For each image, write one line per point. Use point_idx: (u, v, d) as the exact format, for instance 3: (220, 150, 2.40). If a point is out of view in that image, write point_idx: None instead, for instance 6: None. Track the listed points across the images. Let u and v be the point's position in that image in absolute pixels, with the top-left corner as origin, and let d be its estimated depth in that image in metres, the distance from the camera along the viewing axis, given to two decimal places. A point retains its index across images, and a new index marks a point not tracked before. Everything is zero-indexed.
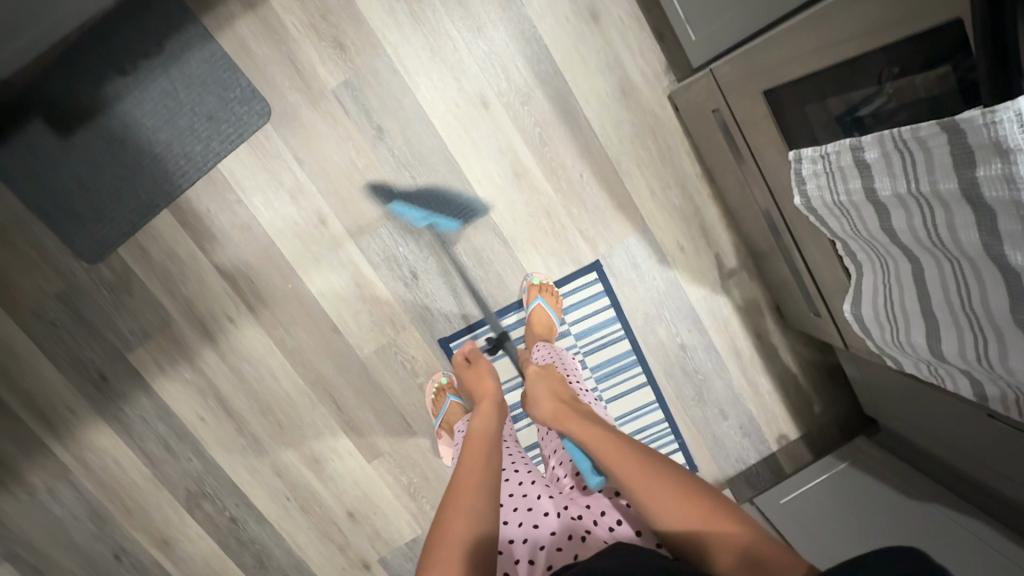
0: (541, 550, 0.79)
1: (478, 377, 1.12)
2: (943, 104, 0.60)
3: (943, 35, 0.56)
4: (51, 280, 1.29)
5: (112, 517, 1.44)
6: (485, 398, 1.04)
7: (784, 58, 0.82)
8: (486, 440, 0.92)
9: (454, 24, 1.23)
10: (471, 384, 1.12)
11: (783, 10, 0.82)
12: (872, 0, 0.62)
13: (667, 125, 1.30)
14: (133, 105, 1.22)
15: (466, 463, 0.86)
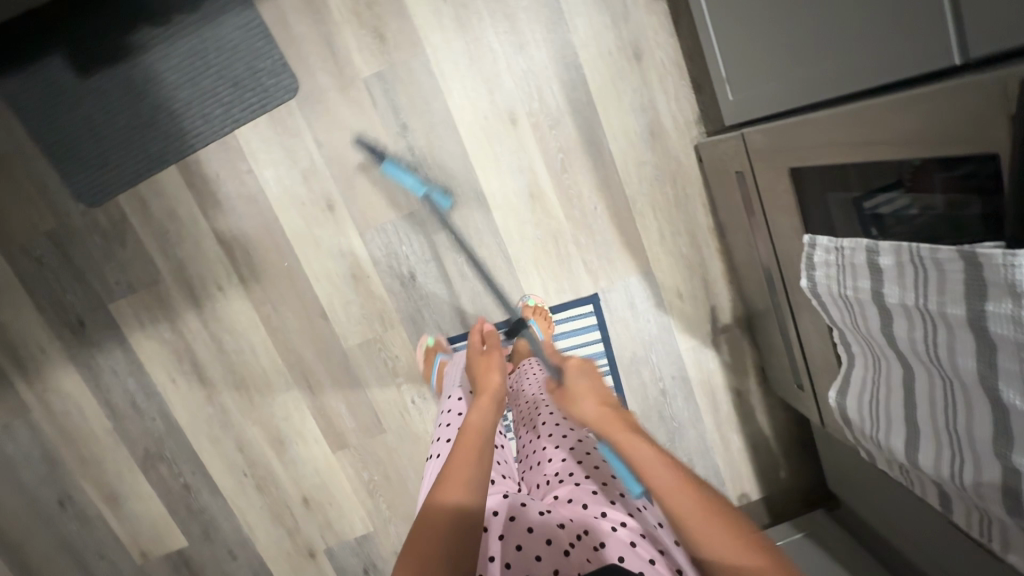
0: (517, 550, 0.77)
1: (485, 369, 1.04)
2: (960, 221, 0.62)
3: (968, 167, 0.58)
4: (44, 218, 1.26)
5: (64, 463, 1.41)
6: (487, 391, 0.98)
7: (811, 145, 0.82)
8: (481, 437, 0.86)
9: (498, 37, 1.22)
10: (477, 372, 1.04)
11: (825, 94, 0.82)
12: (906, 114, 0.63)
13: (688, 174, 1.30)
14: (159, 56, 1.19)
15: (457, 455, 0.82)
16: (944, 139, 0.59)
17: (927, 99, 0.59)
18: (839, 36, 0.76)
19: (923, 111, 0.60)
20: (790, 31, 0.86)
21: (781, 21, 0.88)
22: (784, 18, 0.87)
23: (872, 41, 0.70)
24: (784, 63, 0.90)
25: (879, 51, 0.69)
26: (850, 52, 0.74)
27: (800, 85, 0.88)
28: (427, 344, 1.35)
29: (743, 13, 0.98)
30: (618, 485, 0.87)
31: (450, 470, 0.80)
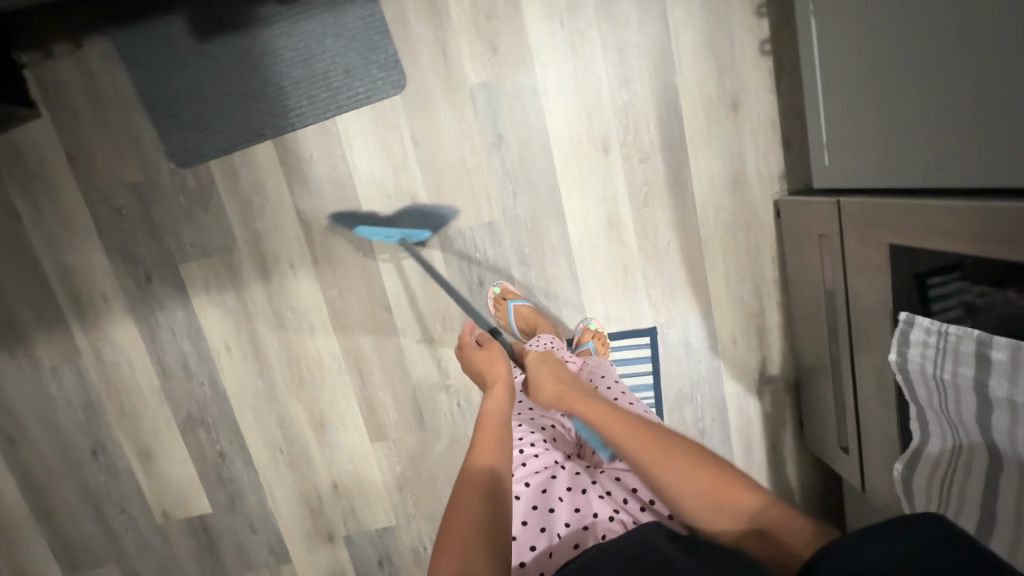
0: (557, 539, 0.80)
1: (492, 360, 0.93)
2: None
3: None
4: (133, 170, 1.27)
5: (104, 413, 1.41)
6: (500, 378, 0.89)
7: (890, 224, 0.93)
8: (504, 424, 0.83)
9: (606, 67, 1.25)
10: (480, 367, 0.93)
11: (952, 184, 0.87)
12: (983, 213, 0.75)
13: (763, 227, 1.34)
14: (277, 33, 1.21)
15: (480, 453, 0.78)
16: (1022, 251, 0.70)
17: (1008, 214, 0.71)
18: None
19: (1002, 222, 0.72)
20: (916, 117, 0.91)
21: (906, 104, 0.92)
22: (911, 103, 0.91)
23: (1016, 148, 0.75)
24: (901, 144, 0.95)
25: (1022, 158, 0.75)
26: (988, 150, 0.79)
27: (917, 169, 0.93)
28: (494, 295, 1.34)
29: (860, 89, 1.02)
30: None
31: (472, 466, 0.76)
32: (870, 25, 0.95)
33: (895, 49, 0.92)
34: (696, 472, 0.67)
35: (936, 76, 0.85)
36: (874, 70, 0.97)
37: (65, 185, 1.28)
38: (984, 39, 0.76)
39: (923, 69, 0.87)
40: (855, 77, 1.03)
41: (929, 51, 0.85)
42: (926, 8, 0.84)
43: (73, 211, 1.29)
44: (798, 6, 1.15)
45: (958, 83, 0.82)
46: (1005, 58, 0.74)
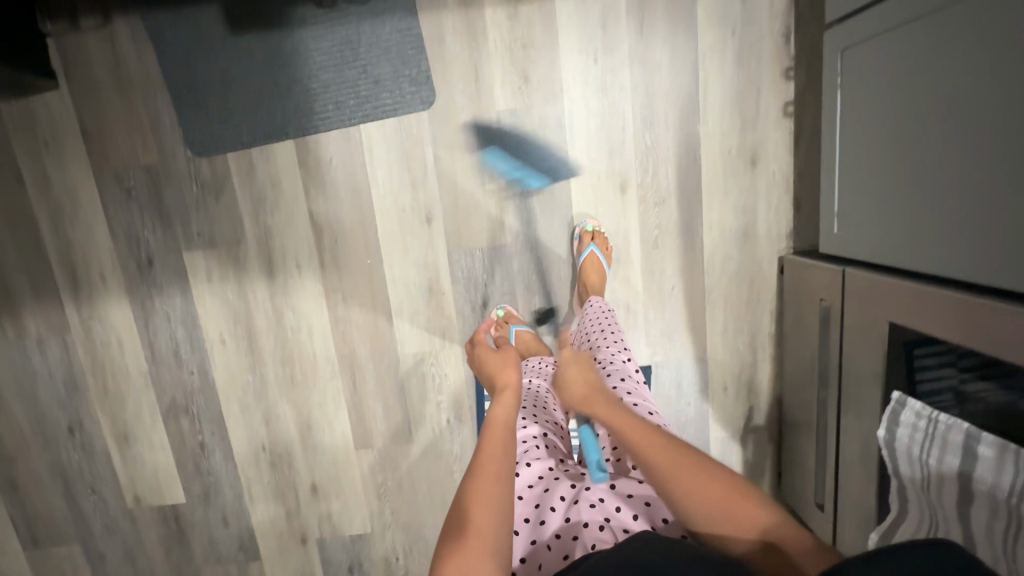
0: (545, 550, 0.77)
1: (502, 367, 1.00)
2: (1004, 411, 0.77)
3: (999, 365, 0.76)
4: (148, 151, 1.25)
5: (86, 392, 1.38)
6: (508, 384, 0.95)
7: (880, 303, 0.99)
8: (508, 429, 0.84)
9: (633, 109, 1.27)
10: (493, 373, 1.00)
11: (952, 273, 0.90)
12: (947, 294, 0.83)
13: (766, 281, 1.37)
14: (312, 35, 1.20)
15: (484, 454, 0.78)
16: (982, 342, 0.78)
17: (958, 304, 0.82)
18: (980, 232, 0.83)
19: (954, 309, 0.82)
20: (925, 203, 0.94)
21: (917, 189, 0.95)
22: (922, 189, 0.94)
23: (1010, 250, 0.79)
24: (906, 226, 0.98)
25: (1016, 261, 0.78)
26: (985, 248, 0.83)
27: (918, 252, 0.96)
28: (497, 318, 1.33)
29: (875, 166, 1.05)
30: None
31: (479, 465, 0.76)
32: (895, 109, 0.98)
33: (915, 136, 0.94)
34: (707, 480, 0.70)
35: (950, 169, 0.88)
36: (892, 151, 1.00)
37: (75, 159, 1.25)
38: (997, 146, 0.79)
39: (940, 160, 0.90)
40: (872, 153, 1.06)
41: (947, 146, 0.88)
42: (949, 105, 0.87)
43: (79, 186, 1.27)
44: (824, 76, 1.18)
45: (968, 181, 0.85)
46: (1013, 167, 0.77)
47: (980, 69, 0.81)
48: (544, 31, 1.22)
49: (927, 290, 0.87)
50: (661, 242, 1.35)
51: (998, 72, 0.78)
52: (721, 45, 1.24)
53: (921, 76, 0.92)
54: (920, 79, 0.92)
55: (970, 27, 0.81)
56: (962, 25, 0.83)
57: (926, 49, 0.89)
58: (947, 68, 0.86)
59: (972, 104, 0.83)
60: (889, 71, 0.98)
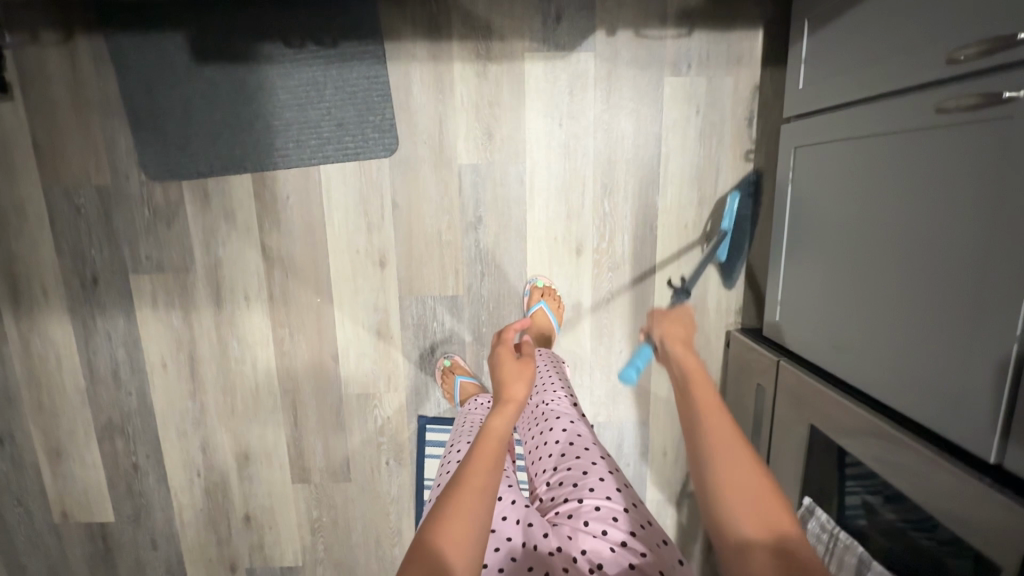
0: None
1: (514, 377, 0.89)
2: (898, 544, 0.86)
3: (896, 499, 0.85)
4: (101, 172, 1.24)
5: (20, 404, 1.36)
6: (512, 398, 0.84)
7: (812, 404, 1.02)
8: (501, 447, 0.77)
9: (593, 175, 1.28)
10: (501, 378, 0.89)
11: (875, 392, 0.92)
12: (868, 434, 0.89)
13: (712, 352, 1.39)
14: (277, 72, 1.19)
15: (473, 467, 0.72)
16: (908, 485, 0.81)
17: (889, 437, 0.85)
18: (910, 365, 0.85)
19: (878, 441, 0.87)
20: (868, 316, 0.93)
21: (863, 300, 0.94)
22: (868, 302, 0.93)
23: (948, 391, 0.79)
24: (849, 333, 0.98)
25: (951, 404, 0.78)
26: (921, 379, 0.83)
27: (857, 361, 0.96)
28: (443, 367, 1.35)
29: (818, 264, 1.07)
30: (626, 499, 0.81)
31: (465, 479, 0.70)
32: (851, 214, 0.97)
33: (866, 248, 0.93)
34: (751, 464, 0.63)
35: (897, 290, 0.87)
36: (833, 256, 1.02)
37: (25, 173, 1.23)
38: (943, 283, 0.78)
39: (885, 281, 0.89)
40: (817, 251, 1.07)
41: (898, 267, 0.86)
42: (902, 226, 0.85)
43: (27, 199, 1.24)
44: (780, 165, 1.19)
45: (913, 307, 0.84)
46: (958, 309, 0.76)
47: (936, 200, 0.79)
48: (511, 91, 1.23)
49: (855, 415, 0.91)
50: (613, 306, 1.35)
51: (952, 210, 0.76)
52: (684, 122, 1.25)
53: (880, 190, 0.90)
54: (879, 192, 0.90)
55: (934, 157, 0.79)
56: (923, 155, 0.80)
57: (888, 166, 0.88)
58: (907, 189, 0.84)
59: (923, 234, 0.81)
60: (851, 178, 0.96)
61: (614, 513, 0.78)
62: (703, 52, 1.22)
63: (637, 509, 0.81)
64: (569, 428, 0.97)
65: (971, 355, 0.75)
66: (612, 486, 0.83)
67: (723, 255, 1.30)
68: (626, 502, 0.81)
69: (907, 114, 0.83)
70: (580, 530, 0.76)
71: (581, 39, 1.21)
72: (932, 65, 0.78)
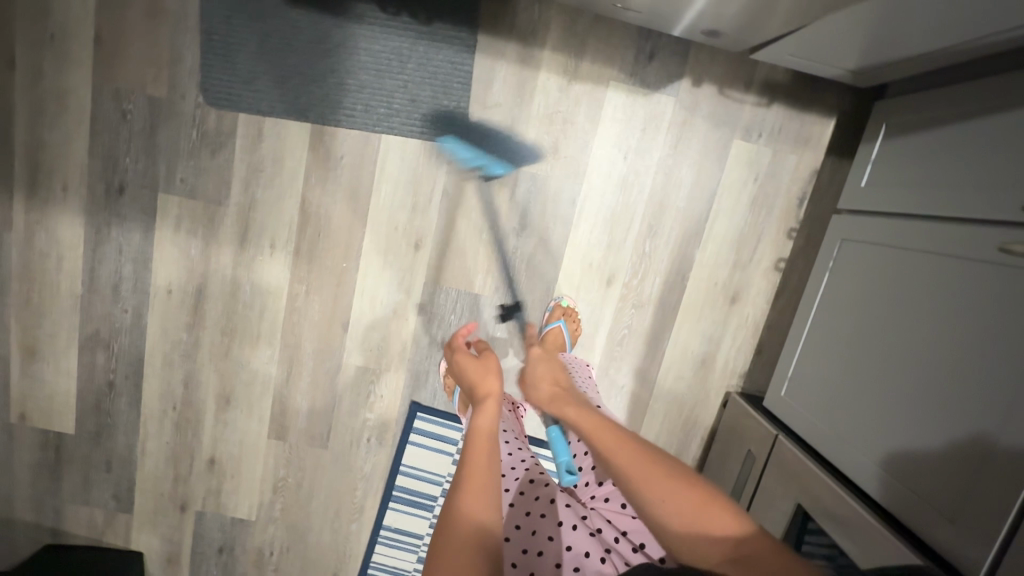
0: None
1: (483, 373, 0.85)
2: None
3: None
4: (158, 84, 1.20)
5: (7, 294, 1.29)
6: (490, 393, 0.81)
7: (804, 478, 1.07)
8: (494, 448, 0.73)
9: (643, 213, 1.30)
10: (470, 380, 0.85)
11: (868, 489, 0.97)
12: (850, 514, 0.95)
13: (707, 408, 1.42)
14: (364, 32, 1.18)
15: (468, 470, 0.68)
16: None
17: (875, 533, 0.90)
18: (915, 475, 0.89)
19: (859, 524, 0.93)
20: (875, 416, 0.98)
21: (876, 402, 0.98)
22: (880, 403, 0.97)
23: (945, 508, 0.83)
24: (852, 426, 1.02)
25: (949, 521, 0.82)
26: (921, 488, 0.87)
27: (854, 455, 1.00)
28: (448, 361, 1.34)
29: (836, 355, 1.11)
30: None
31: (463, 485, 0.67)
32: (883, 318, 1.02)
33: (891, 354, 0.98)
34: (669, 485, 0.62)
35: (913, 401, 0.91)
36: (856, 352, 1.06)
37: (78, 64, 1.18)
38: (963, 407, 0.83)
39: (904, 390, 0.93)
40: (838, 342, 1.12)
41: (922, 381, 0.90)
42: (935, 345, 0.90)
43: (73, 91, 1.20)
44: (821, 250, 1.23)
45: (928, 420, 0.88)
46: (973, 436, 0.81)
47: (982, 331, 0.83)
48: (587, 113, 1.24)
49: (841, 498, 0.98)
50: (628, 341, 1.37)
51: (994, 345, 0.81)
52: (741, 185, 1.29)
53: (920, 304, 0.94)
54: (918, 306, 0.95)
55: (988, 289, 0.84)
56: (977, 285, 0.86)
57: (937, 283, 0.92)
58: (954, 314, 0.88)
59: (957, 358, 0.86)
60: (893, 285, 1.01)
61: None
62: (775, 126, 1.27)
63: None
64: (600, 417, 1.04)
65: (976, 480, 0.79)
66: None
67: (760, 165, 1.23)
68: None
69: (972, 245, 0.88)
70: (619, 513, 0.84)
71: (667, 82, 1.23)
72: (1009, 207, 0.84)
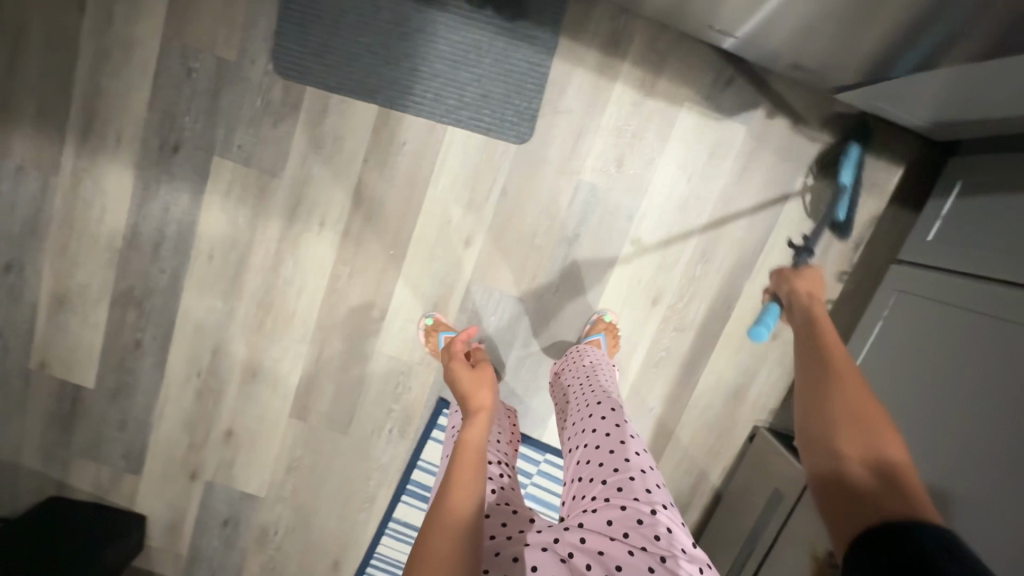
0: None
1: (477, 386, 0.94)
2: None
3: None
4: (228, 45, 1.17)
5: (44, 240, 1.26)
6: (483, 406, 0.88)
7: None
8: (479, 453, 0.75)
9: (699, 238, 1.29)
10: (465, 389, 0.93)
11: None
12: None
13: (733, 441, 1.41)
14: (445, 20, 1.15)
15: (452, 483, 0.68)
16: None
17: None
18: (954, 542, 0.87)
19: None
20: (912, 466, 0.97)
21: (923, 463, 0.96)
22: (927, 465, 0.95)
23: None
24: None
25: None
26: None
27: None
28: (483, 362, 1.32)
29: (882, 406, 1.08)
30: (650, 501, 0.78)
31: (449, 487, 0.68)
32: (929, 371, 1.01)
33: (946, 416, 0.95)
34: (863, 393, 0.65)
35: (966, 470, 0.89)
36: (904, 407, 1.03)
37: (150, 16, 1.16)
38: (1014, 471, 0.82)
39: (957, 457, 0.91)
40: (885, 394, 1.09)
41: (978, 448, 0.88)
42: (998, 415, 0.87)
43: (141, 42, 1.17)
44: (876, 297, 1.22)
45: (958, 471, 0.90)
46: None
47: None
48: (658, 131, 1.22)
49: None
50: (664, 361, 1.36)
51: None
52: (799, 222, 1.28)
53: (970, 360, 0.95)
54: (965, 361, 0.96)
55: None
56: None
57: (1006, 352, 0.90)
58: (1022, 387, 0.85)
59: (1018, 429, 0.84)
60: (943, 338, 1.01)
61: (638, 515, 0.76)
62: (842, 167, 1.25)
63: (664, 513, 0.78)
64: (609, 417, 0.92)
65: (1004, 539, 0.81)
66: (641, 487, 0.79)
67: (842, 212, 1.21)
68: (654, 504, 0.78)
69: None
70: (597, 534, 0.74)
71: (742, 110, 1.22)
72: None
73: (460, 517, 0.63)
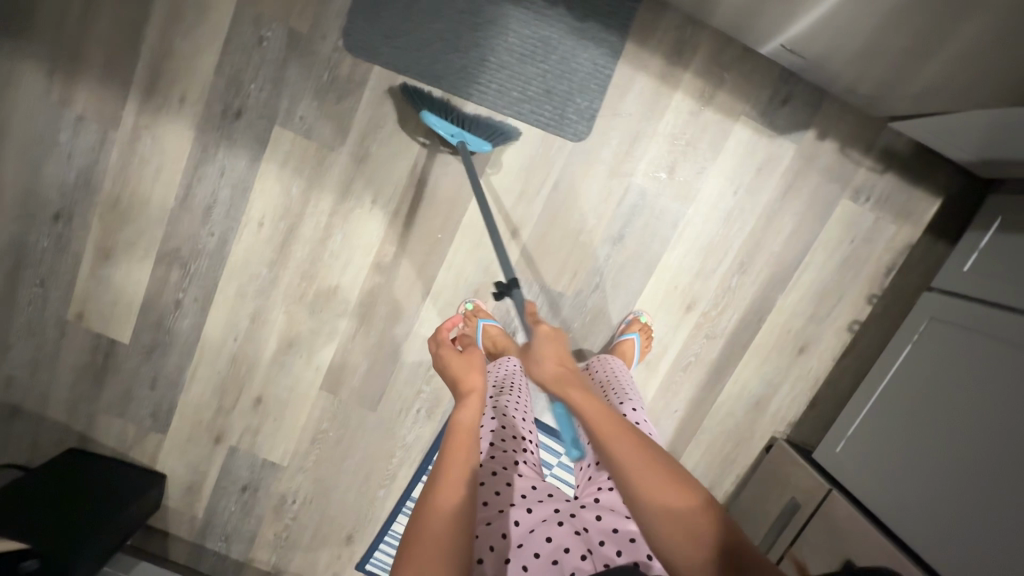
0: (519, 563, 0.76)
1: (468, 368, 0.88)
2: None
3: None
4: (302, 18, 1.19)
5: (97, 192, 1.27)
6: (473, 389, 0.82)
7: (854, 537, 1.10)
8: (474, 438, 0.73)
9: (739, 249, 1.32)
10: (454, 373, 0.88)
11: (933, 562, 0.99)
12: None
13: (750, 449, 1.44)
14: (517, 15, 1.18)
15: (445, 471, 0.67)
16: None
17: None
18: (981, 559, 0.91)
19: None
20: (938, 485, 1.01)
21: (949, 482, 1.00)
22: (952, 485, 0.99)
23: None
24: (904, 486, 1.08)
25: None
26: None
27: (920, 530, 1.02)
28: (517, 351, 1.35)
29: (907, 427, 1.12)
30: None
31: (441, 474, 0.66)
32: (952, 393, 1.06)
33: (970, 438, 0.99)
34: (644, 453, 0.64)
35: (992, 491, 0.93)
36: (929, 428, 1.08)
37: None
38: None
39: (981, 478, 0.95)
40: (911, 415, 1.13)
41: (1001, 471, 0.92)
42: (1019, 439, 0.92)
43: (215, 6, 1.18)
44: (907, 321, 1.26)
45: (985, 493, 0.94)
46: None
47: None
48: (711, 142, 1.26)
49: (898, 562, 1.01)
50: (691, 366, 1.40)
51: None
52: (836, 242, 1.32)
53: (992, 385, 1.00)
54: (988, 386, 1.00)
55: None
56: None
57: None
58: None
59: None
60: (969, 364, 1.05)
61: None
62: (883, 193, 1.30)
63: None
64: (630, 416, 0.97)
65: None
66: None
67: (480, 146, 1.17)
68: None
69: None
70: (611, 513, 0.82)
71: (794, 129, 1.26)
72: None
73: (450, 507, 0.63)
